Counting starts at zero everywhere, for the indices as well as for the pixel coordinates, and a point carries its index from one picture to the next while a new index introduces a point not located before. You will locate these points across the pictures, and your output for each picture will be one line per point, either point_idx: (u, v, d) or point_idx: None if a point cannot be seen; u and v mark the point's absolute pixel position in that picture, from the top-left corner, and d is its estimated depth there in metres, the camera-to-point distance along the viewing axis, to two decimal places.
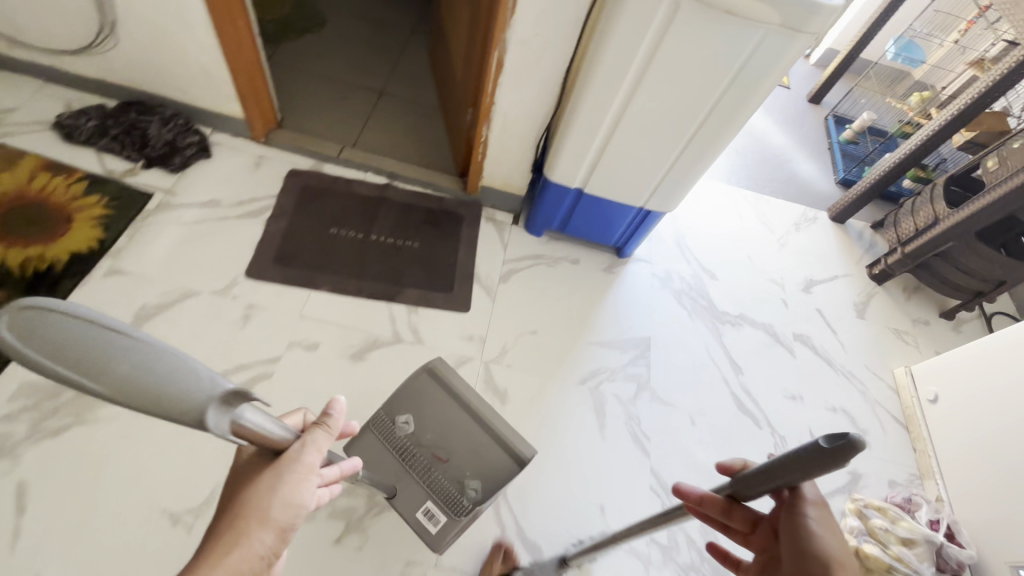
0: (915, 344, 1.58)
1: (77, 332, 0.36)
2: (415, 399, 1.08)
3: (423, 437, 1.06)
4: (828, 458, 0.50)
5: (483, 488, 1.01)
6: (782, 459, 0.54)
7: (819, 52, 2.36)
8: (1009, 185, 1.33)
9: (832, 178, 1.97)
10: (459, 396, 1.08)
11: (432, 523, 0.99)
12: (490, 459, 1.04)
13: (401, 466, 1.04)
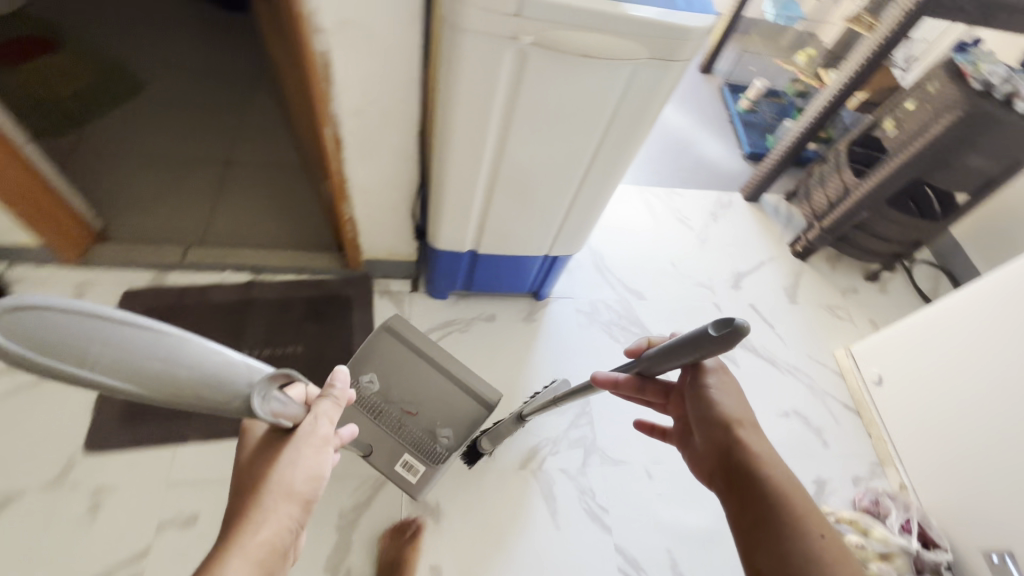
0: (849, 317, 1.55)
1: (98, 334, 0.36)
2: (375, 356, 1.11)
3: (390, 394, 1.09)
4: (715, 339, 0.55)
5: (455, 431, 1.06)
6: (680, 341, 0.60)
7: None
8: (911, 149, 1.28)
9: (738, 153, 1.91)
10: (419, 347, 1.12)
11: (412, 474, 1.02)
12: (456, 403, 1.10)
13: (373, 424, 1.06)
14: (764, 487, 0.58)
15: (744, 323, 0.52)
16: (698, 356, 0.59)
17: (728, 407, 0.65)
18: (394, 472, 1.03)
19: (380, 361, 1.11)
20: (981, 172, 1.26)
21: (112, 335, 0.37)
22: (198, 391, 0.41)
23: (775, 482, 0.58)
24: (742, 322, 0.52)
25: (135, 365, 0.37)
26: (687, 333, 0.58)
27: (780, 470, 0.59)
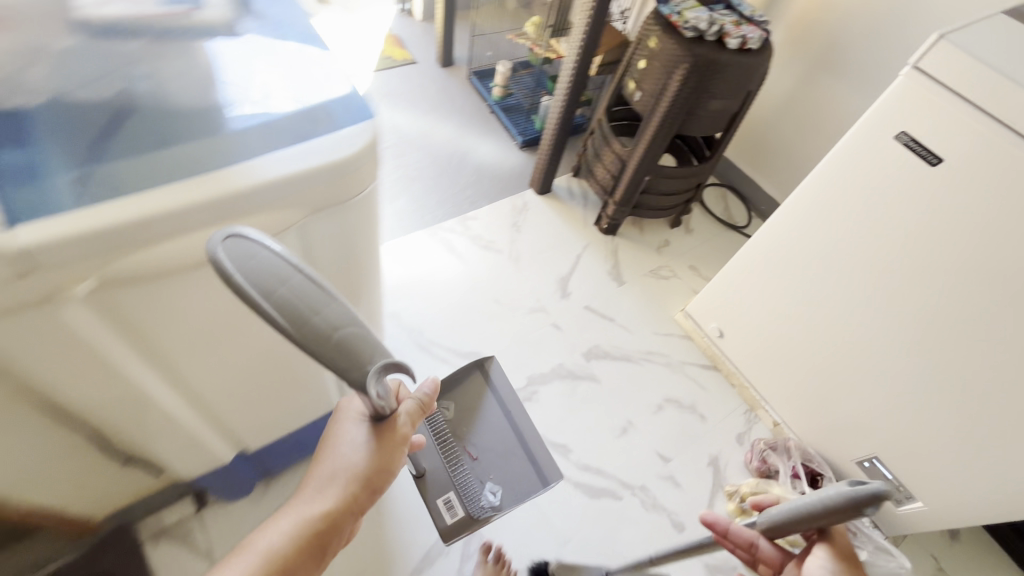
0: (674, 273, 1.56)
1: (280, 276, 0.41)
2: (461, 393, 1.24)
3: (459, 432, 1.18)
4: (846, 499, 0.57)
5: (502, 497, 1.12)
6: (805, 501, 0.61)
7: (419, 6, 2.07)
8: (660, 111, 1.24)
9: (513, 143, 1.78)
10: (500, 400, 1.24)
11: (449, 514, 1.08)
12: (515, 466, 1.16)
13: (436, 449, 1.15)
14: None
15: (888, 488, 0.54)
16: (824, 520, 0.60)
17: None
18: (433, 503, 1.09)
19: (460, 393, 1.24)
20: (726, 111, 1.25)
21: (294, 281, 0.42)
22: (334, 350, 0.43)
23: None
24: (886, 487, 0.54)
25: (286, 306, 0.41)
26: (819, 494, 0.60)
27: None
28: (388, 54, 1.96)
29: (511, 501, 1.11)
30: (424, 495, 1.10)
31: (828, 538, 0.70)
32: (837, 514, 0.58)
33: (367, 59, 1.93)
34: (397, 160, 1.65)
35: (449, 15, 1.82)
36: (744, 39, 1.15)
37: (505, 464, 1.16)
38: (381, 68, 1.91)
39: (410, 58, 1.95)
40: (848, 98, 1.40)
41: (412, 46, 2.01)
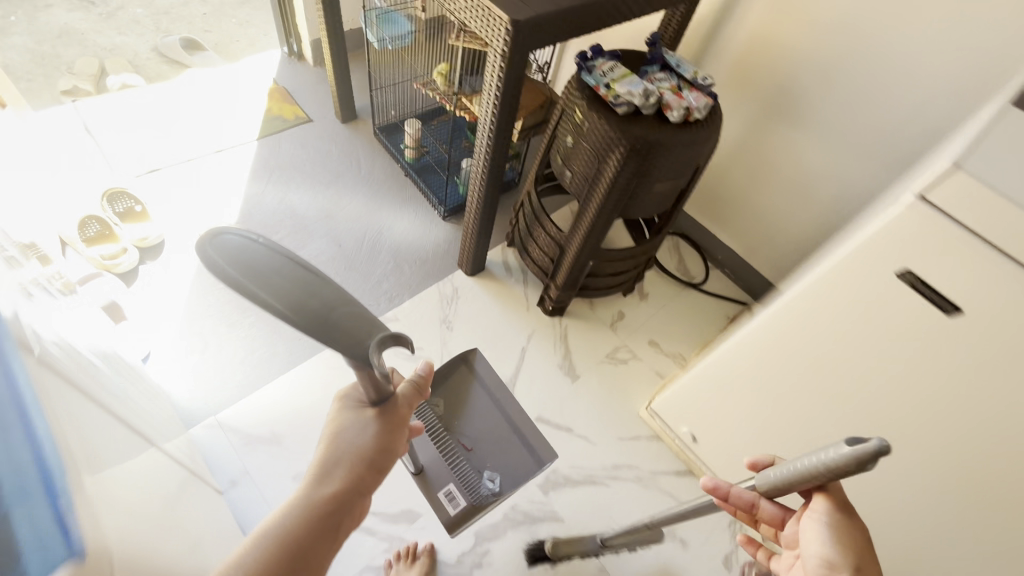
0: (633, 353, 1.37)
1: (280, 271, 0.48)
2: (451, 387, 1.24)
3: (451, 424, 1.19)
4: (849, 460, 0.51)
5: (503, 484, 1.13)
6: (811, 466, 0.56)
7: (308, 49, 1.78)
8: (598, 198, 1.02)
9: (435, 213, 1.53)
10: (488, 389, 1.25)
11: (451, 505, 1.09)
12: (513, 451, 1.18)
13: (431, 441, 1.16)
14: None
15: (887, 445, 0.47)
16: (828, 480, 0.55)
17: (852, 550, 0.64)
18: (435, 497, 1.10)
19: (448, 383, 1.24)
20: (674, 188, 1.05)
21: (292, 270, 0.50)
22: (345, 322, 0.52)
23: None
24: (884, 443, 0.47)
25: (293, 294, 0.49)
26: (814, 458, 0.55)
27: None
28: (275, 113, 1.65)
29: (512, 485, 1.13)
30: (423, 490, 1.10)
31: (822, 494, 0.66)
32: (838, 473, 0.52)
33: (249, 122, 1.61)
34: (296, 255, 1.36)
35: (340, 66, 1.54)
36: (688, 110, 0.94)
37: (501, 450, 1.18)
38: (267, 132, 1.60)
39: (303, 116, 1.66)
40: (805, 148, 1.22)
41: (306, 100, 1.71)
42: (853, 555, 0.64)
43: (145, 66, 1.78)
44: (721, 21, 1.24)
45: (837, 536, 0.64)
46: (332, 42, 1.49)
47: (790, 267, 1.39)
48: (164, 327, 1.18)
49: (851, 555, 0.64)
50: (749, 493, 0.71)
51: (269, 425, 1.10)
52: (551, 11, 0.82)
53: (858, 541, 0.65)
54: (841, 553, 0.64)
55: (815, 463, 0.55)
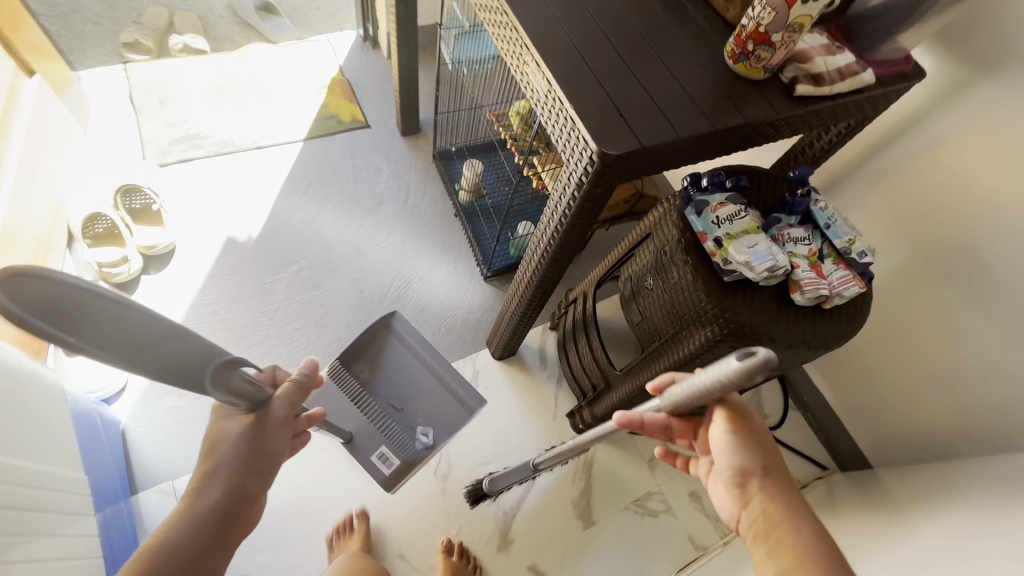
0: (668, 504, 1.11)
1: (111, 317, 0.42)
2: (365, 349, 1.04)
3: (376, 387, 1.03)
4: (739, 371, 0.46)
5: (436, 436, 1.00)
6: (706, 378, 0.51)
7: (384, 38, 1.55)
8: (670, 366, 0.76)
9: (477, 269, 1.30)
10: (411, 345, 1.04)
11: (385, 467, 0.98)
12: (448, 405, 1.03)
13: (354, 406, 1.03)
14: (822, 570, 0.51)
15: (772, 357, 0.43)
16: (721, 394, 0.51)
17: (758, 451, 0.60)
18: (369, 461, 1.00)
19: (365, 350, 1.04)
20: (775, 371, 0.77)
21: (121, 313, 0.42)
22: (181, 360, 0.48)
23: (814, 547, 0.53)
24: (771, 354, 0.43)
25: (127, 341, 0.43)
26: (709, 372, 0.50)
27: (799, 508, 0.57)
28: (331, 110, 1.46)
29: (443, 438, 1.00)
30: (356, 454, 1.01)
31: (725, 411, 0.61)
32: (723, 381, 0.48)
33: (301, 117, 1.43)
34: (309, 295, 1.19)
35: (407, 76, 1.31)
36: (827, 295, 0.66)
37: (431, 398, 1.03)
38: (317, 132, 1.42)
39: (361, 119, 1.46)
40: (977, 332, 0.88)
41: (369, 101, 1.50)
42: (757, 460, 0.60)
43: (211, 22, 1.59)
44: (899, 132, 0.91)
45: (743, 441, 0.60)
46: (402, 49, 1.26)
47: (897, 455, 1.08)
48: None
49: (757, 454, 0.60)
50: (659, 416, 0.67)
51: None
52: (662, 141, 0.56)
53: (762, 438, 0.61)
54: (745, 453, 0.60)
55: (708, 374, 0.51)
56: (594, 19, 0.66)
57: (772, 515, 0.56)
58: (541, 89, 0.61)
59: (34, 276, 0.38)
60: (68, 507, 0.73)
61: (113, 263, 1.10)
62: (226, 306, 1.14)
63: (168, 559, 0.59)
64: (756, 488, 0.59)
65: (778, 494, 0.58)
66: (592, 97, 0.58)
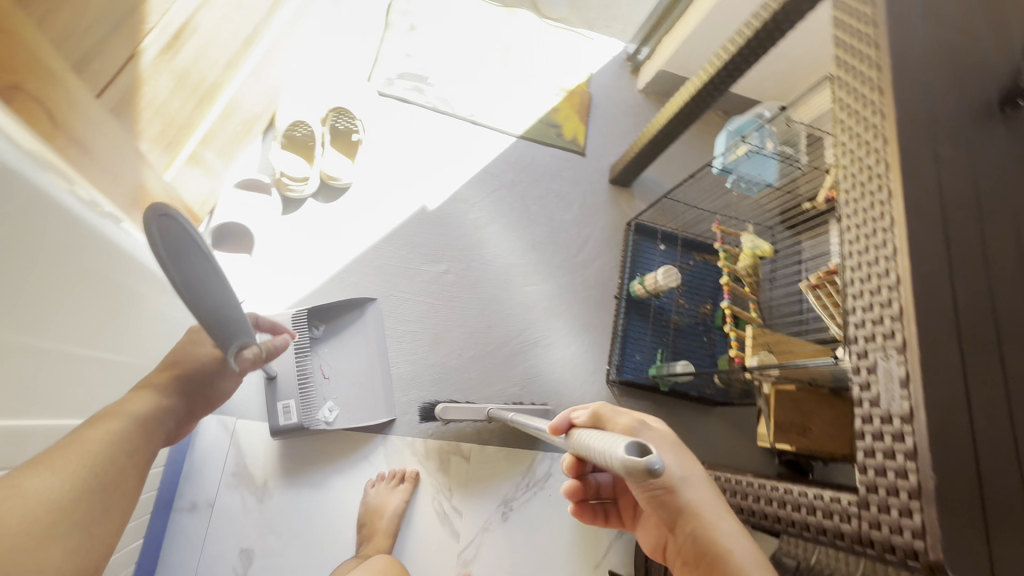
0: None
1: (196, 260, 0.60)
2: (333, 309, 1.03)
3: (321, 349, 1.01)
4: (620, 467, 0.38)
5: (340, 418, 0.98)
6: (598, 448, 0.42)
7: (651, 74, 1.40)
8: None
9: (606, 365, 1.17)
10: (370, 334, 1.04)
11: (283, 417, 0.94)
12: (364, 397, 1.02)
13: (290, 354, 0.97)
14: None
15: (661, 469, 0.35)
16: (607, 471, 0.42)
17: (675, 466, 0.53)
18: (272, 404, 0.96)
19: (332, 316, 1.03)
20: None
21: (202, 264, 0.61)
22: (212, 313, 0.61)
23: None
24: (659, 468, 0.35)
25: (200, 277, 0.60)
26: (597, 451, 0.42)
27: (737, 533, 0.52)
28: (558, 118, 1.33)
29: (345, 420, 0.99)
30: (267, 392, 0.96)
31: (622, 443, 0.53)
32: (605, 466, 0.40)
33: (527, 112, 1.31)
34: (442, 302, 1.12)
35: (660, 140, 1.16)
36: None
37: (358, 383, 1.02)
38: (535, 135, 1.30)
39: (581, 144, 1.33)
40: None
41: (598, 128, 1.36)
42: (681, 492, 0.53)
43: None
44: None
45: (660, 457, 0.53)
46: (670, 117, 1.10)
47: None
48: (276, 286, 1.04)
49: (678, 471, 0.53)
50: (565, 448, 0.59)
51: (266, 471, 0.95)
52: None
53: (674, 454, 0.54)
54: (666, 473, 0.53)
55: (596, 453, 0.42)
56: (999, 336, 0.48)
57: (704, 543, 0.51)
58: (892, 414, 0.45)
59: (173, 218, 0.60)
60: None
61: (295, 179, 1.05)
62: (367, 270, 1.09)
63: (128, 438, 0.59)
64: (676, 512, 0.52)
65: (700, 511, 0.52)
66: (962, 483, 0.42)
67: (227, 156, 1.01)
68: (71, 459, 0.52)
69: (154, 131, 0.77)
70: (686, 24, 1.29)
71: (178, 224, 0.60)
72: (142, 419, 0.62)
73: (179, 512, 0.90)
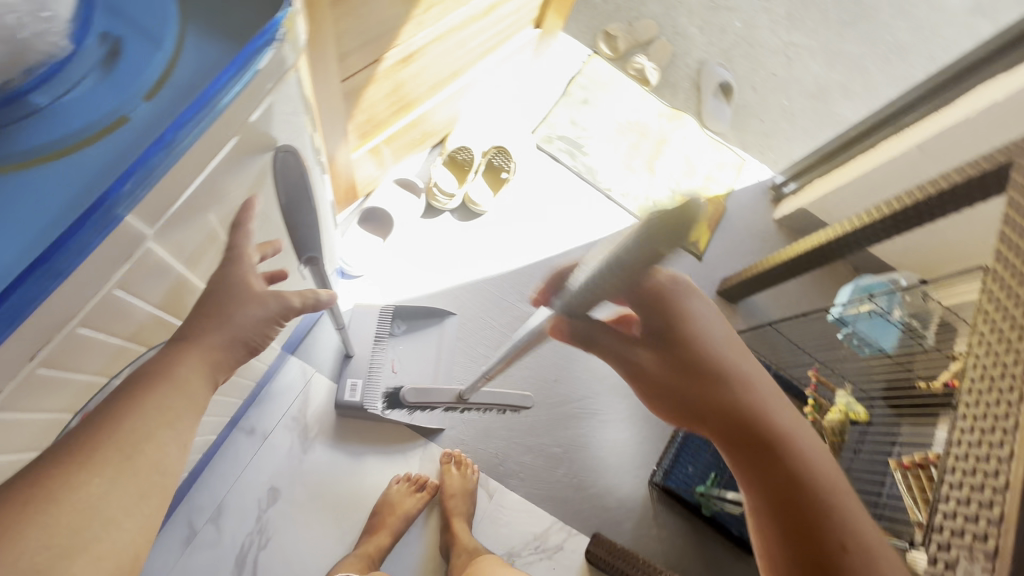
0: None
1: (299, 188, 0.57)
2: (416, 313, 1.10)
3: (396, 344, 1.08)
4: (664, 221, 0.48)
5: (395, 412, 1.03)
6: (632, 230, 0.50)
7: (789, 208, 1.43)
8: None
9: (652, 465, 1.14)
10: (442, 344, 1.11)
11: (348, 394, 1.02)
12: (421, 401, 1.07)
13: (370, 343, 1.05)
14: (864, 546, 0.57)
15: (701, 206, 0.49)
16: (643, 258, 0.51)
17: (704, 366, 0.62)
18: (342, 381, 1.03)
19: (415, 317, 1.10)
20: None
21: (300, 190, 0.57)
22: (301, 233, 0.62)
23: (850, 526, 0.58)
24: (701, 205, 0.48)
25: (297, 205, 0.58)
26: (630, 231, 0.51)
27: (825, 467, 0.61)
28: None
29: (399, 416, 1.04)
30: (340, 368, 1.05)
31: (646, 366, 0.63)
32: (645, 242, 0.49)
33: (660, 204, 1.39)
34: (523, 343, 1.18)
35: (780, 273, 1.17)
36: None
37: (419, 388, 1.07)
38: None
39: (701, 250, 1.36)
40: None
41: (721, 241, 1.39)
42: (768, 436, 0.60)
43: (677, 65, 1.55)
44: None
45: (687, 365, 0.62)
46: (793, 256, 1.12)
47: None
48: (393, 275, 1.16)
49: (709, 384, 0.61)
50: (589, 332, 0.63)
51: (319, 428, 1.03)
52: None
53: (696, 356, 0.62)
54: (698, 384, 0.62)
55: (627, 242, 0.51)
56: None
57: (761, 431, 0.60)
58: None
59: (286, 151, 0.52)
60: (244, 378, 0.82)
61: (444, 192, 1.18)
62: (469, 291, 1.19)
63: (170, 421, 0.44)
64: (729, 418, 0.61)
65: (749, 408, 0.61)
66: None
67: (399, 155, 1.17)
68: (118, 458, 0.40)
69: (361, 120, 0.92)
70: (841, 175, 1.31)
71: (287, 157, 0.52)
72: (193, 393, 0.46)
73: (239, 431, 0.99)
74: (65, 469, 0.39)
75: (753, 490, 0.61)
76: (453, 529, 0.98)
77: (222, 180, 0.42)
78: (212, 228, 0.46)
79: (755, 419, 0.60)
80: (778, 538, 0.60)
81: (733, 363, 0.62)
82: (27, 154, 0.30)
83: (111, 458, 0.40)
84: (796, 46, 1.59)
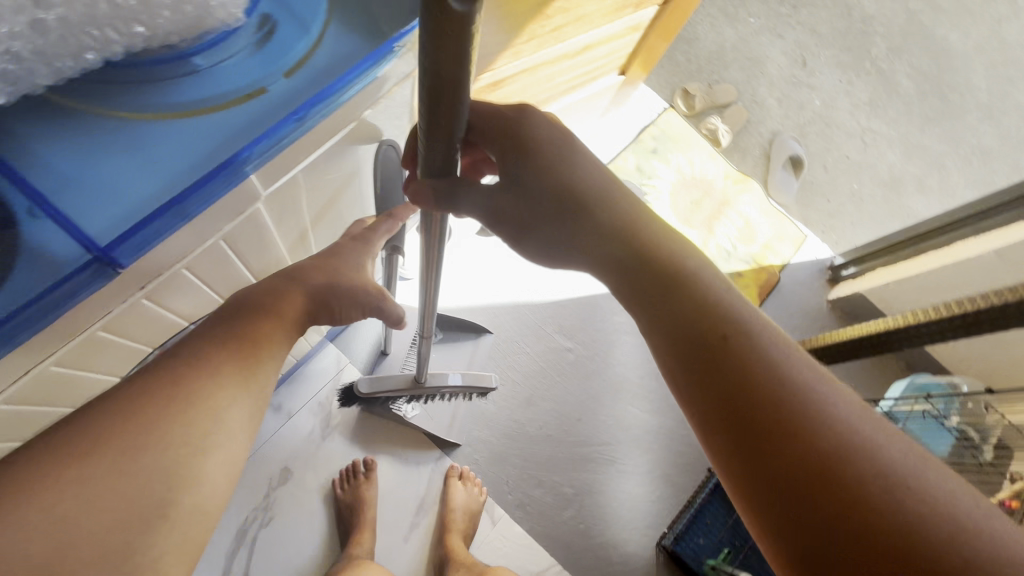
0: None
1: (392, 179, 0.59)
2: (456, 324, 1.13)
3: (431, 351, 1.10)
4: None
5: (416, 418, 1.05)
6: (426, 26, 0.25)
7: (845, 291, 1.39)
8: None
9: (663, 527, 1.10)
10: (473, 360, 1.13)
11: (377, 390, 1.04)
12: (443, 413, 1.08)
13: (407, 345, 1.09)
14: (875, 478, 0.38)
15: None
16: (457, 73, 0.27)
17: (746, 374, 0.43)
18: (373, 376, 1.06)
19: (453, 329, 1.13)
20: None
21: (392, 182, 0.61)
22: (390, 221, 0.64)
23: (840, 424, 0.40)
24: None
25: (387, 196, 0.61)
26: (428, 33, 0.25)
27: (790, 354, 0.44)
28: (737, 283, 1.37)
29: (420, 422, 1.05)
30: (375, 363, 1.09)
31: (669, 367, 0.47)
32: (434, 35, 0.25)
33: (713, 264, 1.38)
34: (553, 375, 1.17)
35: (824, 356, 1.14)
36: None
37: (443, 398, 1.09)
38: None
39: None
40: None
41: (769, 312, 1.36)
42: (690, 305, 0.47)
43: (750, 132, 1.55)
44: None
45: (723, 369, 0.44)
46: (823, 345, 1.15)
47: None
48: None
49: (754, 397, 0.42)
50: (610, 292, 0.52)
51: (341, 419, 1.04)
52: None
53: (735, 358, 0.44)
54: (744, 396, 0.43)
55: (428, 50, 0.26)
56: None
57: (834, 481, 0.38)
58: None
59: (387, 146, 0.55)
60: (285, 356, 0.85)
61: None
62: (509, 314, 1.21)
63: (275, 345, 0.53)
64: (781, 452, 0.40)
65: (811, 439, 0.40)
66: None
67: None
68: (236, 368, 0.50)
69: None
70: (906, 269, 1.28)
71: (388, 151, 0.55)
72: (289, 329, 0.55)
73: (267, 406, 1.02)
74: (198, 373, 0.47)
75: (703, 411, 0.44)
76: (449, 543, 0.96)
77: (325, 160, 0.45)
78: (308, 209, 0.54)
79: (824, 461, 0.39)
80: (731, 453, 0.42)
81: (653, 238, 0.49)
82: (170, 108, 0.33)
83: (235, 368, 0.50)
84: (874, 132, 1.59)
